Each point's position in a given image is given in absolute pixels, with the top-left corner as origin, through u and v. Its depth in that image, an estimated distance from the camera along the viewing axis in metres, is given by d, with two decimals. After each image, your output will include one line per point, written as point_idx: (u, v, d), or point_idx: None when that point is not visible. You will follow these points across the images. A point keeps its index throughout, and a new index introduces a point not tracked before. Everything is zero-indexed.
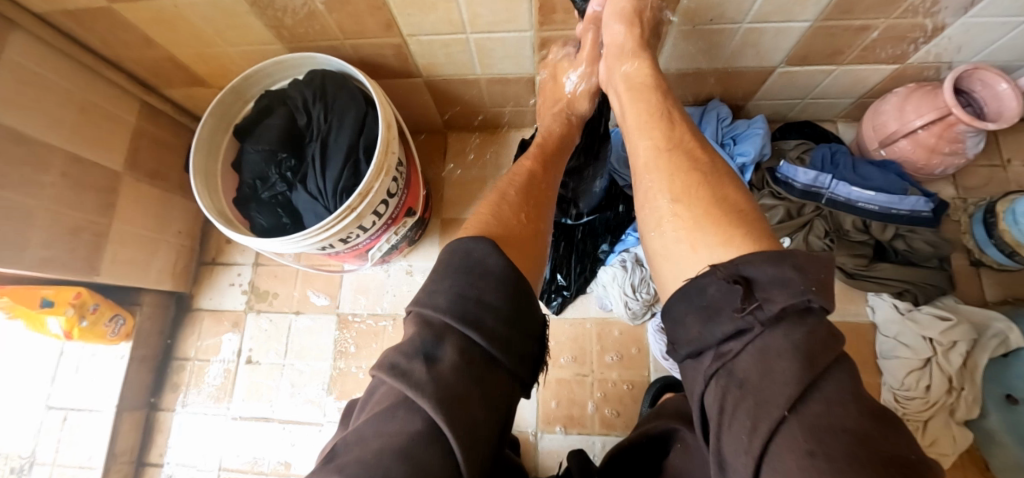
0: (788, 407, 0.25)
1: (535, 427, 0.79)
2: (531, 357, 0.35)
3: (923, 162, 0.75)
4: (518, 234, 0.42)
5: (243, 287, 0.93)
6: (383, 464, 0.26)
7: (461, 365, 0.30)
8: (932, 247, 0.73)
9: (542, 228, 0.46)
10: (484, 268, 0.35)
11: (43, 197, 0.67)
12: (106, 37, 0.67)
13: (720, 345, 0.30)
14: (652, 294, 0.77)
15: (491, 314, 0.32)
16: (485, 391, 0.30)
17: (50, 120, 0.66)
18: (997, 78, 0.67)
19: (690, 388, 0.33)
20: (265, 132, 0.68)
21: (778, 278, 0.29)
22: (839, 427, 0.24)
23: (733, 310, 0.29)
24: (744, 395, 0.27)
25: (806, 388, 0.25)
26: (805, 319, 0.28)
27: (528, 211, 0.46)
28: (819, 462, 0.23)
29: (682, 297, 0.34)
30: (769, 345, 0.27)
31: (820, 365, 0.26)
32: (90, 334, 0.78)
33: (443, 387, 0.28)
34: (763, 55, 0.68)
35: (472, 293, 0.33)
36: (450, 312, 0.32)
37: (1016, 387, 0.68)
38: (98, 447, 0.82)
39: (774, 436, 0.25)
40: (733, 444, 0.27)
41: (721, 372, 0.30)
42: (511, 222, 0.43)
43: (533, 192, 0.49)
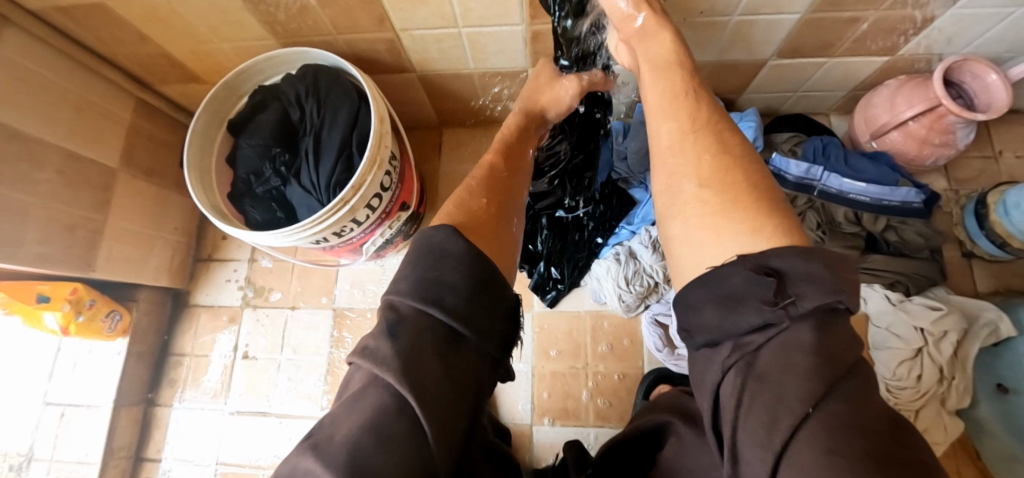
0: (812, 404, 0.24)
1: (531, 419, 0.79)
2: (503, 334, 0.35)
3: (914, 154, 0.75)
4: (486, 224, 0.41)
5: (240, 283, 0.93)
6: (354, 437, 0.26)
7: (427, 342, 0.30)
8: (923, 238, 0.74)
9: (513, 219, 0.45)
10: (444, 251, 0.35)
11: (40, 194, 0.67)
12: (100, 34, 0.68)
13: (741, 337, 0.29)
14: (646, 287, 0.77)
15: (455, 293, 0.33)
16: (455, 367, 0.30)
17: (46, 118, 0.67)
18: (987, 69, 0.68)
19: (699, 380, 0.32)
20: (259, 128, 0.68)
21: (807, 273, 0.28)
22: (857, 424, 0.23)
23: (763, 302, 0.28)
24: (762, 389, 0.26)
25: (827, 386, 0.24)
26: (831, 318, 0.27)
27: (496, 201, 0.45)
28: (837, 460, 0.22)
29: (702, 285, 0.33)
30: (795, 340, 0.26)
31: (843, 365, 0.25)
32: (87, 330, 0.79)
33: (407, 362, 0.29)
34: (754, 48, 0.68)
35: (434, 274, 0.34)
36: (413, 294, 0.32)
37: (1008, 377, 0.69)
38: (96, 442, 0.82)
39: (795, 435, 0.24)
40: (750, 440, 0.26)
41: (739, 365, 0.28)
42: (478, 213, 0.42)
43: (500, 178, 0.49)
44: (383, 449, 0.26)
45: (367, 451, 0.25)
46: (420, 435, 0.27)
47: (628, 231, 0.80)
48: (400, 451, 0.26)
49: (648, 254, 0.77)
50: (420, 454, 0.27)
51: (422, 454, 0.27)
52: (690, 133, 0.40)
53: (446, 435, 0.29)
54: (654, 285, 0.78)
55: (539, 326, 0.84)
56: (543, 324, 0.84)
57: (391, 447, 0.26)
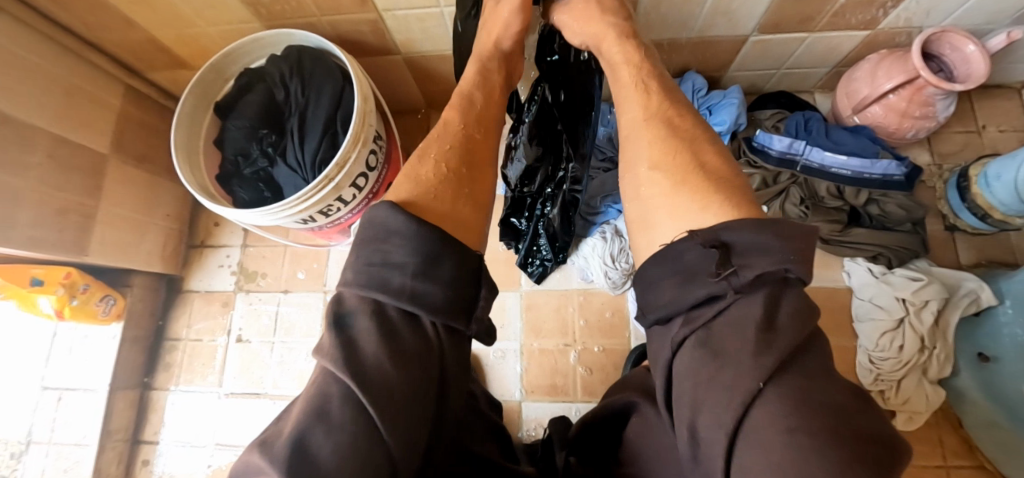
0: (764, 379, 0.23)
1: (520, 396, 0.81)
2: (463, 302, 0.31)
3: (895, 126, 0.76)
4: (444, 199, 0.36)
5: (232, 269, 0.94)
6: (299, 429, 0.25)
7: (375, 327, 0.27)
8: (905, 210, 0.75)
9: (484, 193, 0.39)
10: (388, 229, 0.31)
11: (30, 178, 0.67)
12: (85, 19, 0.68)
13: (691, 311, 0.28)
14: (631, 264, 0.79)
15: (403, 272, 0.29)
16: (405, 350, 0.27)
17: (35, 103, 0.67)
18: (965, 40, 0.68)
19: (656, 356, 0.31)
20: (245, 109, 0.69)
21: (758, 244, 0.26)
22: (821, 401, 0.22)
23: (708, 275, 0.27)
24: (717, 367, 0.24)
25: (783, 358, 0.23)
26: (780, 290, 0.26)
27: (461, 171, 0.39)
28: (798, 438, 0.21)
29: (657, 262, 0.31)
30: (745, 311, 0.25)
31: (801, 334, 0.24)
32: (82, 314, 0.80)
33: (354, 351, 0.26)
34: (735, 23, 0.68)
35: (379, 257, 0.30)
36: (360, 281, 0.29)
37: (988, 345, 0.70)
38: (93, 425, 0.83)
39: (751, 411, 0.23)
40: (705, 418, 0.24)
41: (689, 339, 0.27)
42: (437, 185, 0.37)
43: (469, 153, 0.41)
44: (329, 437, 0.24)
45: (314, 442, 0.24)
46: (370, 421, 0.25)
47: (615, 210, 0.81)
48: (350, 437, 0.24)
49: None
50: (370, 440, 0.25)
51: (374, 440, 0.25)
52: (647, 117, 0.39)
53: (405, 418, 0.27)
54: (640, 262, 0.79)
55: (527, 305, 0.85)
56: (532, 303, 0.85)
57: (337, 432, 0.24)
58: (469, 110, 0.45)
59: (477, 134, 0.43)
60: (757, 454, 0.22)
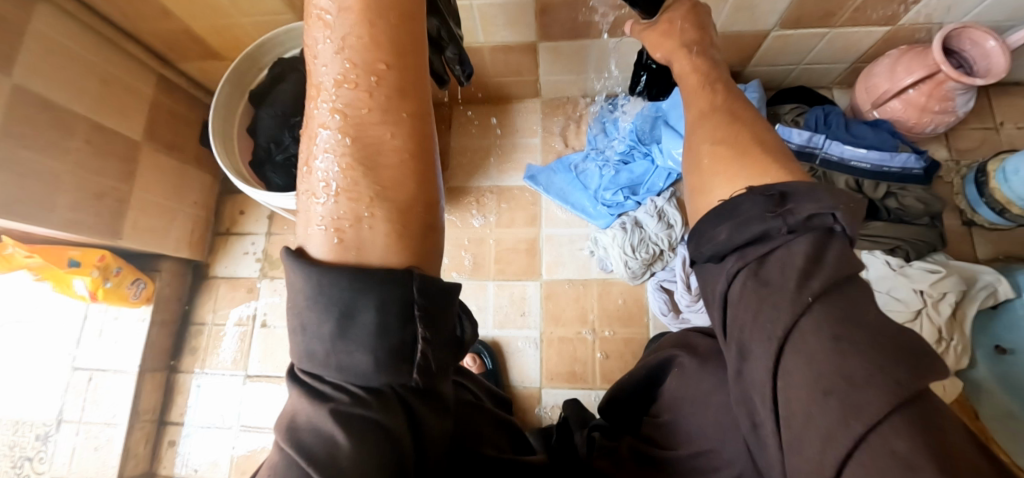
0: (814, 294, 0.24)
1: (539, 382, 0.82)
2: (405, 349, 0.25)
3: (914, 121, 0.77)
4: (343, 229, 0.23)
5: (257, 256, 0.96)
6: None
7: (315, 400, 0.24)
8: (923, 204, 0.76)
9: (415, 180, 0.24)
10: (295, 288, 0.25)
11: (69, 161, 0.69)
12: (125, 9, 0.71)
13: (743, 249, 0.28)
14: (652, 254, 0.80)
15: (320, 336, 0.24)
16: (352, 423, 0.24)
17: (74, 89, 0.69)
18: (986, 36, 0.69)
19: (707, 292, 0.31)
20: (279, 97, 0.71)
21: (809, 189, 0.27)
22: (865, 320, 0.24)
23: (766, 212, 0.26)
24: (766, 293, 0.26)
25: (829, 282, 0.25)
26: (828, 237, 0.26)
27: (355, 164, 0.23)
28: (842, 344, 0.23)
29: (709, 214, 0.30)
30: (796, 248, 0.26)
31: (846, 268, 0.25)
32: (115, 297, 0.82)
33: (299, 437, 0.24)
34: (758, 19, 0.70)
35: (296, 323, 0.24)
36: (295, 351, 0.26)
37: (1005, 338, 0.71)
38: (123, 405, 0.86)
39: (797, 325, 0.24)
40: (753, 335, 0.26)
41: (744, 272, 0.27)
42: (326, 208, 0.23)
43: (363, 127, 0.23)
44: None
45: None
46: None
47: (634, 202, 0.84)
48: None
49: (654, 223, 0.80)
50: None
51: None
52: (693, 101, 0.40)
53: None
54: (659, 252, 0.81)
55: (547, 293, 0.86)
56: (552, 291, 0.86)
57: None
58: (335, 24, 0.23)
59: (356, 74, 0.23)
60: (803, 358, 0.24)
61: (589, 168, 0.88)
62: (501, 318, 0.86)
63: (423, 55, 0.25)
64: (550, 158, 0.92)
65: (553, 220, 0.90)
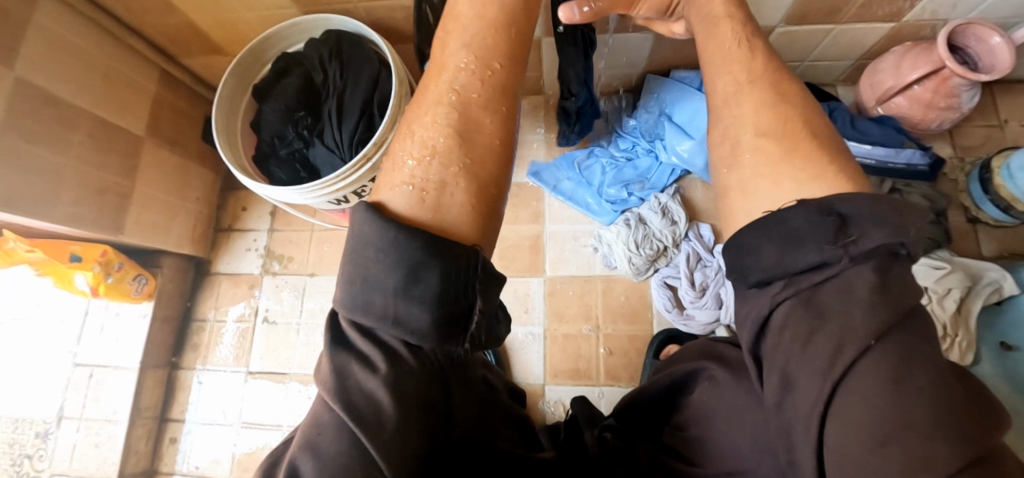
0: (874, 337, 0.24)
1: (543, 379, 0.82)
2: (458, 317, 0.27)
3: (919, 118, 0.77)
4: (427, 188, 0.29)
5: (259, 252, 0.96)
6: (294, 455, 0.25)
7: (369, 353, 0.26)
8: (929, 201, 0.77)
9: (485, 163, 0.31)
10: (364, 242, 0.27)
11: (72, 156, 0.69)
12: (129, 3, 0.70)
13: (796, 275, 0.27)
14: (655, 250, 0.80)
15: (383, 292, 0.26)
16: (402, 378, 0.26)
17: (77, 84, 0.69)
18: (991, 32, 0.69)
19: (743, 313, 0.30)
20: (283, 91, 0.71)
21: (875, 215, 0.26)
22: (924, 363, 0.24)
23: (823, 242, 0.26)
24: (822, 327, 0.25)
25: (891, 321, 0.24)
26: (891, 263, 0.26)
27: (450, 142, 0.31)
28: (902, 390, 0.23)
29: (755, 226, 0.29)
30: (853, 279, 0.25)
31: (907, 303, 0.25)
32: (116, 292, 0.82)
33: (346, 387, 0.25)
34: (763, 14, 0.69)
35: (359, 275, 0.27)
36: (346, 300, 0.27)
37: (1011, 335, 0.71)
38: (124, 401, 0.85)
39: (855, 366, 0.24)
40: (802, 370, 0.26)
41: (794, 301, 0.27)
42: (418, 170, 0.30)
43: (463, 118, 0.32)
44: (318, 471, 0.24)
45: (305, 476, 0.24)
46: (365, 455, 0.25)
47: (638, 198, 0.84)
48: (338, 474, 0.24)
49: (658, 219, 0.80)
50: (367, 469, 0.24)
51: (369, 469, 0.24)
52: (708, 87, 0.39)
53: (401, 449, 0.26)
54: (663, 248, 0.81)
55: (551, 290, 0.86)
56: (556, 288, 0.86)
57: (330, 467, 0.24)
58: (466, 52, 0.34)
59: (471, 82, 0.32)
60: (862, 401, 0.24)
61: (593, 166, 0.88)
62: None
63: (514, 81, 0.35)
64: (554, 154, 0.92)
65: (557, 218, 0.89)
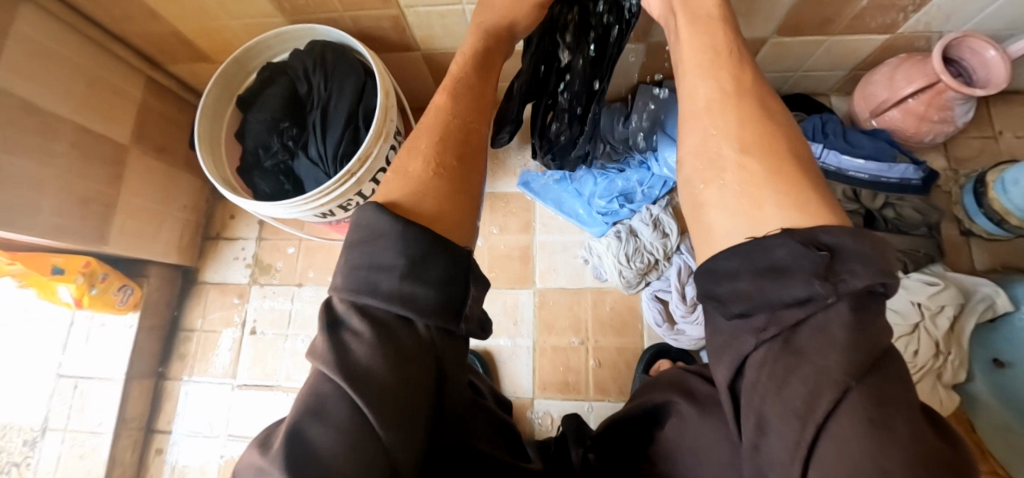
0: (853, 377, 0.22)
1: (532, 392, 0.81)
2: (458, 302, 0.29)
3: (913, 130, 0.76)
4: (433, 195, 0.33)
5: (247, 261, 0.95)
6: (294, 429, 0.24)
7: (368, 331, 0.26)
8: (920, 214, 0.76)
9: (473, 186, 0.36)
10: (375, 231, 0.29)
11: (55, 166, 0.68)
12: (112, 11, 0.69)
13: (778, 310, 0.25)
14: (646, 263, 0.79)
15: (391, 273, 0.27)
16: (403, 354, 0.26)
17: (60, 93, 0.68)
18: (986, 45, 0.68)
19: (719, 350, 0.29)
20: (267, 101, 0.70)
21: (861, 253, 0.24)
22: (905, 404, 0.22)
23: (811, 277, 0.24)
24: (801, 364, 0.23)
25: (871, 361, 0.22)
26: (867, 301, 0.24)
27: (450, 162, 0.35)
28: (881, 433, 0.21)
29: (739, 252, 0.28)
30: (833, 319, 0.23)
31: (883, 344, 0.23)
32: (100, 303, 0.81)
33: (349, 362, 0.25)
34: (755, 25, 0.68)
35: (367, 260, 0.28)
36: (349, 283, 0.28)
37: (1002, 351, 0.70)
38: (109, 413, 0.84)
39: (834, 406, 0.22)
40: (777, 410, 0.24)
41: (774, 339, 0.25)
42: (426, 180, 0.33)
43: (460, 145, 0.37)
44: (327, 438, 0.23)
45: (314, 443, 0.23)
46: (369, 425, 0.24)
47: (629, 210, 0.83)
48: (346, 442, 0.23)
49: (649, 231, 0.79)
50: (372, 442, 0.24)
51: (373, 439, 0.24)
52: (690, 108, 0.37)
53: (405, 421, 0.26)
54: (654, 262, 0.79)
55: (540, 302, 0.85)
56: (545, 300, 0.85)
57: (339, 434, 0.24)
58: (462, 99, 0.40)
59: (464, 121, 0.39)
60: (837, 446, 0.21)
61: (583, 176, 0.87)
62: (494, 326, 0.85)
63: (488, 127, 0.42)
64: None
65: (547, 228, 0.89)
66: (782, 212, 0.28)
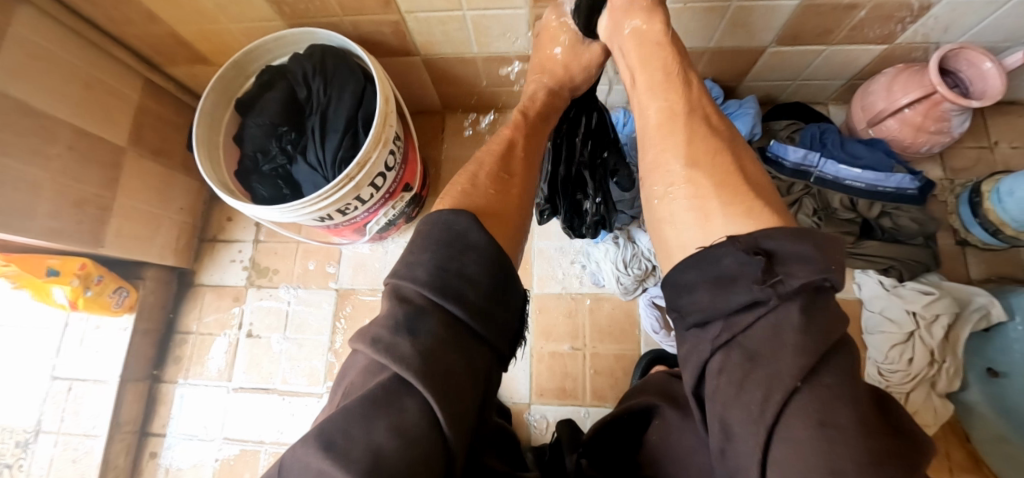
0: (801, 378, 0.22)
1: (529, 398, 0.81)
2: (512, 326, 0.32)
3: (910, 140, 0.77)
4: (499, 204, 0.39)
5: (244, 264, 0.95)
6: (370, 428, 0.24)
7: (448, 336, 0.28)
8: (918, 224, 0.76)
9: (521, 208, 0.42)
10: (464, 243, 0.32)
11: (49, 168, 0.68)
12: (111, 13, 0.69)
13: (731, 316, 0.25)
14: (644, 270, 0.79)
15: (477, 288, 0.30)
16: (472, 366, 0.28)
17: (56, 94, 0.68)
18: (982, 57, 0.69)
19: (687, 358, 0.28)
20: (265, 106, 0.70)
21: (798, 254, 0.24)
22: (851, 399, 0.21)
23: (753, 281, 0.24)
24: (754, 368, 0.23)
25: (817, 359, 0.22)
26: (813, 299, 0.23)
27: (510, 183, 0.42)
28: (829, 432, 0.20)
29: (691, 265, 0.29)
30: (783, 322, 0.23)
31: (834, 337, 0.23)
32: (96, 305, 0.80)
33: (430, 361, 0.26)
34: (754, 35, 0.68)
35: (455, 266, 0.30)
36: (433, 282, 0.29)
37: (998, 361, 0.70)
38: (103, 415, 0.84)
39: (784, 411, 0.22)
40: (737, 414, 0.23)
41: (731, 345, 0.25)
42: (494, 192, 0.40)
43: (517, 169, 0.44)
44: (403, 444, 0.24)
45: (391, 447, 0.23)
46: (442, 430, 0.25)
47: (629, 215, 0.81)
48: (422, 448, 0.24)
49: (647, 238, 0.78)
50: (442, 446, 0.25)
51: (442, 448, 0.25)
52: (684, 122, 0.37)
53: (463, 432, 0.27)
54: (652, 268, 0.79)
55: (538, 307, 0.85)
56: (543, 306, 0.85)
57: (414, 440, 0.24)
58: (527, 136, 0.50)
59: (518, 151, 0.47)
60: (794, 454, 0.21)
61: None
62: None
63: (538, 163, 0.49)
64: None
65: (545, 233, 0.89)
66: (728, 223, 0.28)
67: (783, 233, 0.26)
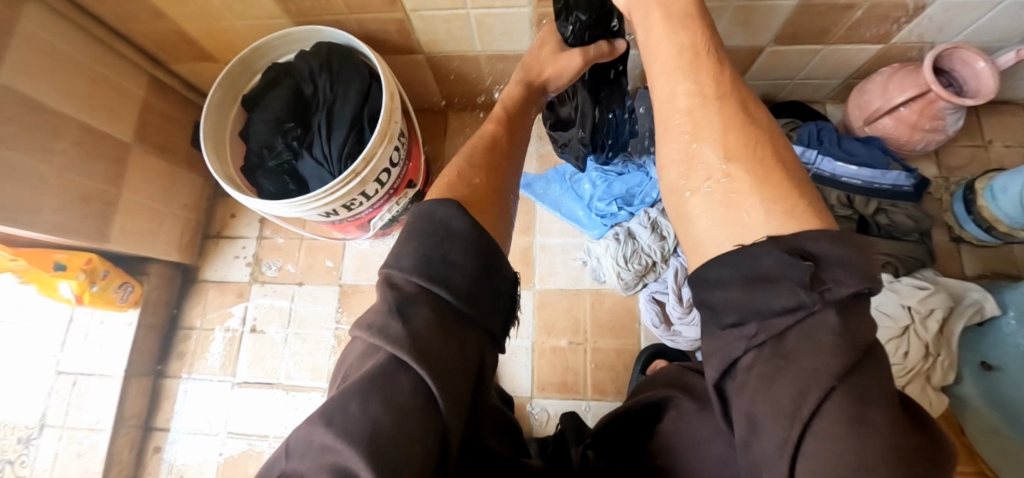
0: (838, 377, 0.22)
1: (531, 392, 0.82)
2: (503, 308, 0.33)
3: (906, 138, 0.78)
4: (485, 193, 0.39)
5: (247, 260, 0.96)
6: (366, 411, 0.24)
7: (438, 321, 0.28)
8: (912, 221, 0.77)
9: (506, 197, 0.42)
10: (446, 230, 0.32)
11: (56, 163, 0.68)
12: (118, 10, 0.70)
13: (771, 318, 0.25)
14: (644, 265, 0.80)
15: (462, 273, 0.30)
16: (464, 348, 0.29)
17: (63, 90, 0.68)
18: (976, 57, 0.70)
19: (714, 354, 0.28)
20: (272, 103, 0.71)
21: (844, 260, 0.24)
22: (879, 397, 0.22)
23: (799, 285, 0.24)
24: (790, 368, 0.23)
25: (853, 363, 0.22)
26: (852, 303, 0.24)
27: (493, 173, 0.42)
28: (861, 429, 0.21)
29: (727, 261, 0.28)
30: (824, 324, 0.23)
31: (865, 340, 0.23)
32: (100, 300, 0.81)
33: (421, 342, 0.27)
34: (753, 34, 0.70)
35: (439, 254, 0.30)
36: (419, 270, 0.30)
37: (992, 355, 0.72)
38: (107, 410, 0.84)
39: (819, 410, 0.22)
40: (769, 410, 0.23)
41: (766, 345, 0.25)
42: (479, 183, 0.40)
43: (497, 159, 0.45)
44: (396, 424, 0.24)
45: (385, 428, 0.24)
46: (436, 410, 0.26)
47: (627, 212, 0.84)
48: (414, 426, 0.25)
49: (647, 235, 0.80)
50: (435, 425, 0.26)
51: (434, 427, 0.26)
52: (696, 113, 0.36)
53: (457, 411, 0.28)
54: (652, 264, 0.80)
55: (540, 303, 0.86)
56: (545, 301, 0.86)
57: (407, 420, 0.25)
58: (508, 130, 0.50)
59: (500, 143, 0.47)
60: (824, 449, 0.21)
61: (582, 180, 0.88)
62: None
63: (521, 157, 0.50)
64: (545, 167, 0.92)
65: (546, 230, 0.90)
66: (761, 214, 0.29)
67: (785, 226, 0.27)
